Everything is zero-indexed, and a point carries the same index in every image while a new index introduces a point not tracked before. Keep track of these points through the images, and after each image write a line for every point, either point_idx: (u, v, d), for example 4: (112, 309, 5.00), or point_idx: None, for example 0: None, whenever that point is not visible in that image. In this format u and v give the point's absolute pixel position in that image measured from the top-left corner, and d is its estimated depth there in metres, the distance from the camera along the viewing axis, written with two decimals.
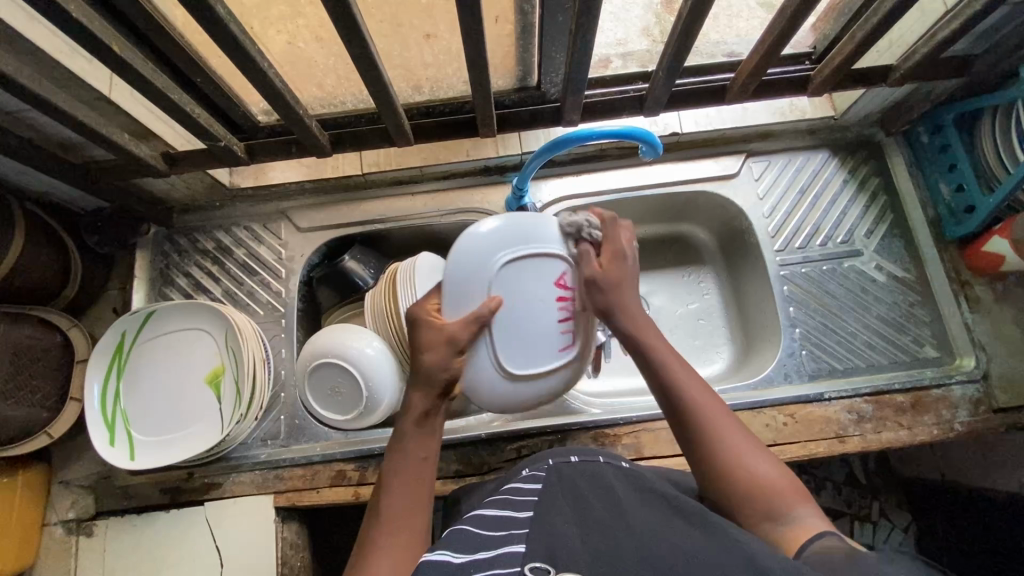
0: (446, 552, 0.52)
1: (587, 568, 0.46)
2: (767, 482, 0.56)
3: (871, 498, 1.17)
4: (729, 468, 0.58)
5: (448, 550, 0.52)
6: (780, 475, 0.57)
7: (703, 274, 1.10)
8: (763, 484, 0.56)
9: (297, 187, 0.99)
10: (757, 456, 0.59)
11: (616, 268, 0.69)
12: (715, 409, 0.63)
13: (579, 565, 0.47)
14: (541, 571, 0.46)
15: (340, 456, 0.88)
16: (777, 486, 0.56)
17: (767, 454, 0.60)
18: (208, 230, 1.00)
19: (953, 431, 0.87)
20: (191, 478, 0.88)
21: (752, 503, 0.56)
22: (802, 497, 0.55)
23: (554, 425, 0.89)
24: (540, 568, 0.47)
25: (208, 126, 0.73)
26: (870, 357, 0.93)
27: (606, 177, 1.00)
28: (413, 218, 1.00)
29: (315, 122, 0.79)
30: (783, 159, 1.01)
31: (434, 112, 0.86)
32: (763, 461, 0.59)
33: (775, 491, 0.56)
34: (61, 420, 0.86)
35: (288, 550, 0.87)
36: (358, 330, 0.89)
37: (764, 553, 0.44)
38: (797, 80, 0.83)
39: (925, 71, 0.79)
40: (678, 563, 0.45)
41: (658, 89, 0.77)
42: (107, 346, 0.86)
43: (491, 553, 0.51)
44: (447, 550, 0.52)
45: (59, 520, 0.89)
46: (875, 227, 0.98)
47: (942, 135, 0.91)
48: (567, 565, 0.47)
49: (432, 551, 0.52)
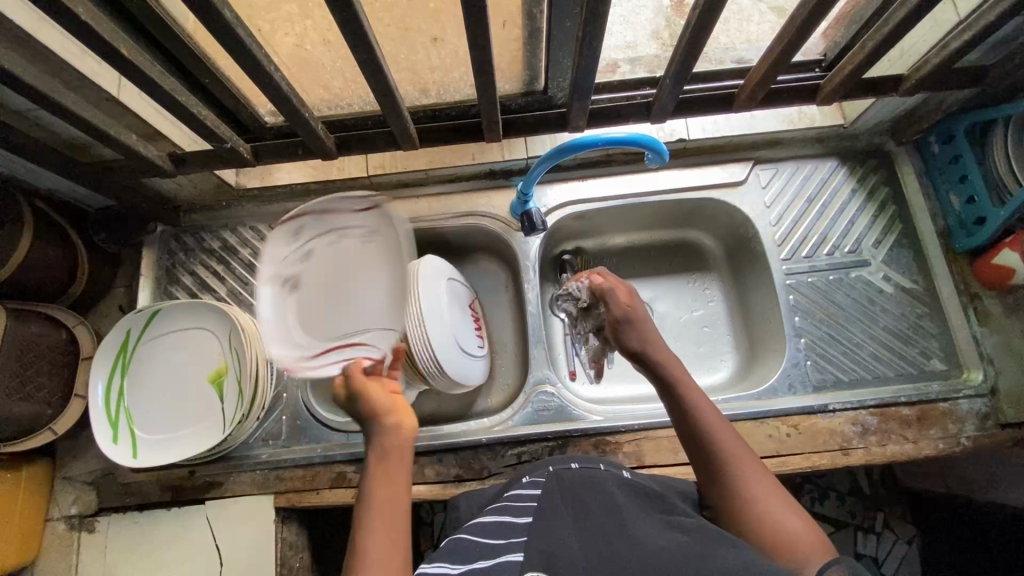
0: (442, 565, 0.53)
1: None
2: (788, 530, 0.55)
3: (875, 510, 1.15)
4: (748, 511, 0.58)
5: (446, 562, 0.53)
6: (799, 522, 0.56)
7: (708, 281, 1.09)
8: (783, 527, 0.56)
9: (303, 188, 1.00)
10: (776, 501, 0.58)
11: (636, 308, 0.75)
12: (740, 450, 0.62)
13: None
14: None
15: (340, 458, 0.88)
16: (795, 534, 0.55)
17: (791, 500, 0.58)
18: (214, 230, 1.01)
19: (960, 445, 0.85)
20: (193, 476, 0.89)
21: (772, 552, 0.54)
22: (823, 551, 0.53)
23: (554, 431, 0.89)
24: None
25: (215, 128, 0.73)
26: (875, 368, 0.92)
27: (612, 182, 0.99)
28: (418, 220, 1.00)
29: (321, 125, 0.79)
30: (791, 166, 1.00)
31: (441, 115, 0.83)
32: (785, 507, 0.57)
33: (794, 539, 0.54)
34: (66, 417, 0.87)
35: (287, 550, 0.87)
36: None
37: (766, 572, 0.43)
38: (807, 88, 0.82)
39: (938, 80, 0.78)
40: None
41: (666, 96, 0.76)
42: (112, 344, 0.87)
43: (488, 564, 0.51)
44: (447, 562, 0.53)
45: (62, 515, 0.90)
46: (883, 238, 0.97)
47: (952, 145, 0.90)
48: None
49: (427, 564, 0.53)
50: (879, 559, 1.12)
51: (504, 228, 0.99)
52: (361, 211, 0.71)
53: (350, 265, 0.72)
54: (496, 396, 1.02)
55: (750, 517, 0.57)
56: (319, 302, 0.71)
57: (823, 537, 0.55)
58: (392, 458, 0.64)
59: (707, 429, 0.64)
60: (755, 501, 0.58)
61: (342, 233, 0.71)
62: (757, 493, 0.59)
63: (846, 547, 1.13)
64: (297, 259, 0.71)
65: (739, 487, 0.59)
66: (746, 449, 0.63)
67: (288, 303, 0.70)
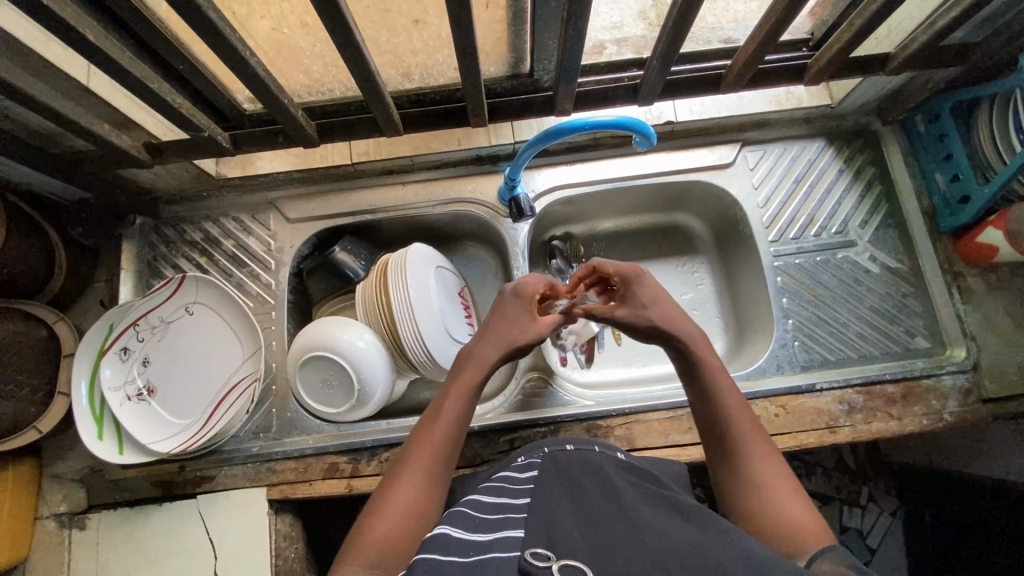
0: (448, 527, 0.52)
1: (586, 557, 0.46)
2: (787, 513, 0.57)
3: (859, 483, 1.18)
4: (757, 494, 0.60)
5: (449, 525, 0.52)
6: (801, 508, 0.58)
7: (697, 264, 1.10)
8: (786, 513, 0.58)
9: (285, 177, 0.97)
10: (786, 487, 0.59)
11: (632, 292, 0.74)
12: (754, 434, 0.64)
13: (579, 553, 0.46)
14: (542, 557, 0.46)
15: (332, 449, 0.88)
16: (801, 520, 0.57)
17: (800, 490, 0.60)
18: (195, 221, 0.99)
19: (943, 421, 0.87)
20: (183, 470, 0.88)
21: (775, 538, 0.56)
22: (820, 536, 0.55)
23: (546, 417, 0.89)
24: (540, 553, 0.47)
25: (190, 116, 0.71)
26: (861, 348, 0.93)
27: (601, 166, 0.98)
28: (405, 208, 0.98)
29: (301, 112, 0.77)
30: (779, 148, 1.00)
31: (424, 100, 0.84)
32: (793, 494, 0.59)
33: (799, 527, 0.56)
34: (50, 416, 0.86)
35: (282, 541, 0.87)
36: (349, 323, 0.88)
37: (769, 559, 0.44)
38: (795, 67, 0.82)
39: (924, 59, 0.77)
40: (678, 556, 0.45)
41: (653, 77, 0.75)
42: (92, 340, 0.85)
43: (490, 536, 0.50)
44: (451, 526, 0.52)
45: (51, 513, 0.89)
46: (869, 218, 0.97)
47: (938, 125, 0.91)
48: (567, 551, 0.47)
49: (434, 527, 0.52)
50: (863, 530, 1.15)
51: (492, 215, 0.99)
52: (166, 298, 0.88)
53: (192, 335, 0.89)
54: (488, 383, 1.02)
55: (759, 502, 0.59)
56: (186, 360, 0.89)
57: (826, 528, 0.56)
58: (463, 393, 0.68)
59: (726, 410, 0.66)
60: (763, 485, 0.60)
61: (181, 319, 0.89)
62: (767, 479, 0.60)
63: (832, 521, 1.15)
64: (149, 335, 0.88)
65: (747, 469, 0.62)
66: (761, 433, 0.65)
67: (137, 409, 0.85)
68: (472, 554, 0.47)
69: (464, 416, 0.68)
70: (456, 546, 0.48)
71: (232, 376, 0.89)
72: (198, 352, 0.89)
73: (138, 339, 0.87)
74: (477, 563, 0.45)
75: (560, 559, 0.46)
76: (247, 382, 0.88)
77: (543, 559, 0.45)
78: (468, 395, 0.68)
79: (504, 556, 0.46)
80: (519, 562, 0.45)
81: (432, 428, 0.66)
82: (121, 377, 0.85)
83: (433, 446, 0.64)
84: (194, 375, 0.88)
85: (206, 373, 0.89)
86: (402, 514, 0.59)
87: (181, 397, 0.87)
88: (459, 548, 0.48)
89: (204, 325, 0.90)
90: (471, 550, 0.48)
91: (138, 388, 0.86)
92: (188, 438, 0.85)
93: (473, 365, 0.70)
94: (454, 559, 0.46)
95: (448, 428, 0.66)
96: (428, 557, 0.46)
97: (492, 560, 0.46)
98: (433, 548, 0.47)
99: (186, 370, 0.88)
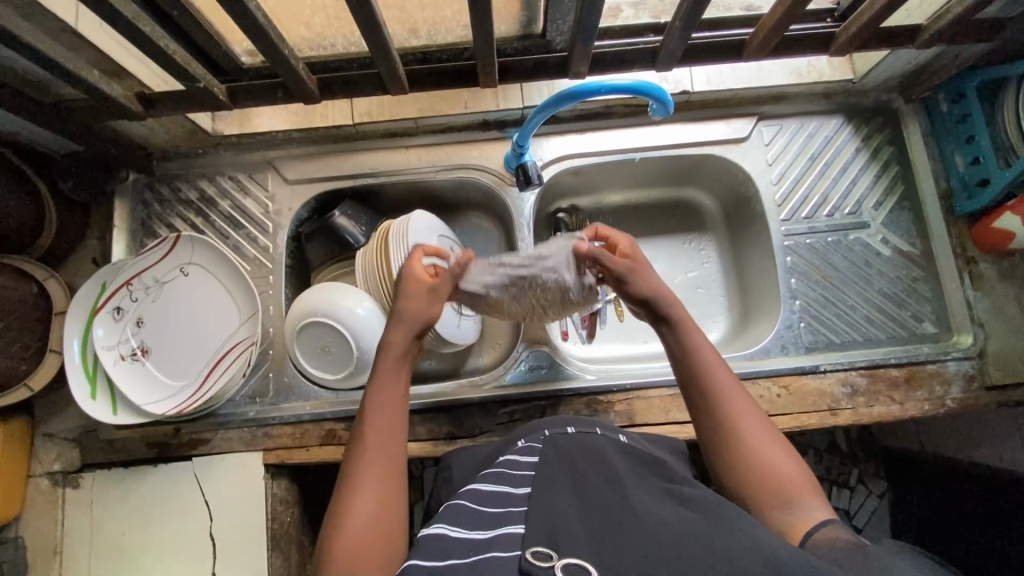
0: (445, 525, 0.52)
1: (591, 553, 0.46)
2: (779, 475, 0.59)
3: (849, 466, 1.19)
4: (743, 458, 0.60)
5: (446, 522, 0.52)
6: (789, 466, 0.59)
7: (704, 241, 1.08)
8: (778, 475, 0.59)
9: (284, 136, 0.94)
10: (771, 443, 0.60)
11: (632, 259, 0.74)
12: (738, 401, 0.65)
13: (583, 549, 0.46)
14: (543, 557, 0.46)
15: (330, 415, 0.87)
16: (789, 476, 0.58)
17: (786, 446, 0.61)
18: (191, 180, 0.95)
19: (944, 406, 0.87)
20: (178, 433, 0.87)
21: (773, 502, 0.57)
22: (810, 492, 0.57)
23: (547, 390, 0.88)
24: (542, 552, 0.46)
25: (184, 65, 0.67)
26: (867, 331, 0.92)
27: (611, 136, 0.95)
28: (407, 172, 0.95)
29: (302, 65, 0.73)
30: (796, 123, 0.97)
31: (431, 58, 0.80)
32: (778, 450, 0.60)
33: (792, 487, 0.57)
34: (41, 373, 0.84)
35: (277, 506, 0.87)
36: (348, 290, 0.86)
37: (778, 548, 0.43)
38: (821, 37, 0.78)
39: (957, 32, 0.74)
40: (686, 552, 0.44)
41: (674, 41, 0.71)
42: (86, 297, 0.83)
43: (488, 535, 0.50)
44: (449, 523, 0.52)
45: (45, 472, 0.88)
46: (884, 199, 0.95)
47: (962, 104, 0.88)
48: (569, 549, 0.46)
49: (433, 525, 0.52)
50: (851, 512, 1.17)
51: (497, 183, 0.96)
52: (159, 259, 0.86)
53: (186, 296, 0.87)
54: (487, 354, 1.01)
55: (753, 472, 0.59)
56: (180, 322, 0.86)
57: (813, 482, 0.58)
58: (386, 381, 0.68)
59: (706, 372, 0.67)
60: (749, 445, 0.61)
61: (173, 281, 0.86)
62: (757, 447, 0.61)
63: None
64: (142, 295, 0.85)
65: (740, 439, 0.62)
66: (744, 394, 0.65)
67: (130, 370, 0.83)
68: (470, 556, 0.47)
69: (400, 399, 0.68)
70: (454, 549, 0.48)
71: (229, 338, 0.87)
72: (192, 314, 0.87)
73: (131, 299, 0.85)
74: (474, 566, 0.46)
75: (562, 557, 0.45)
76: (244, 346, 0.86)
77: (544, 559, 0.45)
78: (394, 381, 0.68)
79: (503, 558, 0.46)
80: (518, 563, 0.45)
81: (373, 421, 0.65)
82: (113, 337, 0.83)
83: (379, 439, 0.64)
84: (188, 337, 0.86)
85: (200, 335, 0.87)
86: (367, 512, 0.58)
87: (176, 359, 0.85)
88: (458, 549, 0.48)
89: (199, 286, 0.88)
90: (469, 552, 0.48)
91: (131, 348, 0.84)
92: (182, 401, 0.83)
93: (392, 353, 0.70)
94: (450, 560, 0.46)
95: (388, 416, 0.66)
96: (426, 560, 0.46)
97: (491, 560, 0.46)
98: (429, 549, 0.48)
99: (181, 332, 0.86)
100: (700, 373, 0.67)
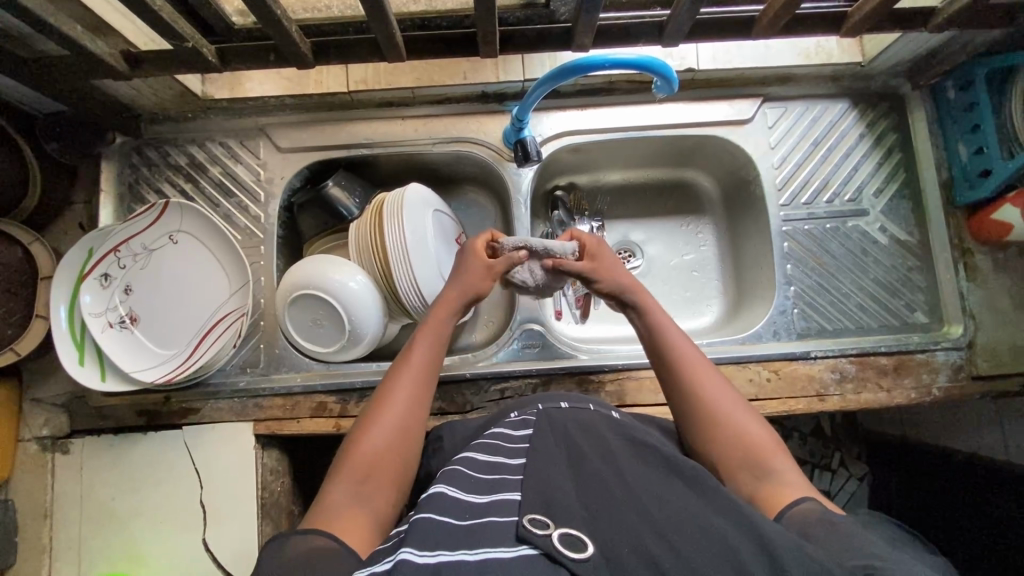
0: (448, 487, 0.52)
1: (586, 525, 0.46)
2: (754, 439, 0.59)
3: (832, 449, 1.21)
4: (720, 428, 0.60)
5: (446, 485, 0.52)
6: (762, 431, 0.60)
7: (702, 224, 1.07)
8: (749, 437, 0.59)
9: (277, 102, 0.91)
10: (741, 409, 0.62)
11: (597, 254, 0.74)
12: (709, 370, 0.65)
13: (578, 521, 0.47)
14: (540, 525, 0.46)
15: (321, 388, 0.87)
16: (759, 439, 0.59)
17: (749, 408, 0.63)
18: (180, 144, 0.93)
19: (931, 395, 0.88)
20: (169, 401, 0.87)
21: (747, 464, 0.58)
22: (780, 453, 0.58)
23: (540, 369, 0.88)
24: (539, 520, 0.46)
25: (172, 23, 0.65)
26: (860, 319, 0.92)
27: (613, 112, 0.93)
28: (403, 144, 0.93)
29: (295, 27, 0.70)
30: (800, 106, 0.95)
31: (430, 25, 0.75)
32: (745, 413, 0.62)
33: (765, 449, 0.58)
34: (28, 339, 0.82)
35: (268, 475, 0.87)
36: (340, 262, 0.84)
37: (768, 526, 0.44)
38: (834, 17, 0.75)
39: (972, 18, 0.72)
40: (683, 528, 0.45)
41: (682, 14, 0.69)
42: (73, 263, 0.80)
43: (487, 501, 0.50)
44: (448, 486, 0.52)
45: (33, 437, 0.87)
46: (885, 187, 0.94)
47: (970, 92, 0.86)
48: (564, 519, 0.47)
49: (432, 486, 0.52)
50: (831, 493, 1.18)
51: (495, 157, 0.94)
52: (149, 226, 0.84)
53: (177, 264, 0.86)
54: (480, 331, 1.01)
55: (731, 438, 0.59)
56: (171, 290, 0.85)
57: (779, 441, 0.60)
58: (438, 327, 0.69)
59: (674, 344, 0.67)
60: (720, 407, 0.62)
61: (163, 249, 0.85)
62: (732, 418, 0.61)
63: None
64: (132, 263, 0.84)
65: (714, 405, 0.62)
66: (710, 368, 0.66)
67: (120, 337, 0.82)
68: (468, 519, 0.48)
69: (440, 349, 0.68)
70: (454, 512, 0.48)
71: (220, 310, 0.86)
72: (183, 283, 0.86)
73: (119, 266, 0.83)
74: (472, 530, 0.46)
75: (559, 527, 0.45)
76: (234, 317, 0.86)
77: (541, 527, 0.45)
78: (444, 326, 0.70)
79: (501, 524, 0.47)
80: (516, 529, 0.46)
81: (409, 357, 0.66)
82: (104, 304, 0.82)
83: (415, 373, 0.65)
84: (178, 307, 0.85)
85: (191, 306, 0.86)
86: (387, 436, 0.60)
87: (165, 328, 0.84)
88: (457, 510, 0.49)
89: (187, 255, 0.86)
90: (467, 515, 0.48)
91: (120, 315, 0.83)
92: (174, 369, 0.83)
93: (445, 303, 0.71)
94: (448, 521, 0.47)
95: (428, 350, 0.67)
96: (426, 517, 0.47)
97: (488, 526, 0.46)
98: (430, 509, 0.48)
99: (171, 302, 0.85)
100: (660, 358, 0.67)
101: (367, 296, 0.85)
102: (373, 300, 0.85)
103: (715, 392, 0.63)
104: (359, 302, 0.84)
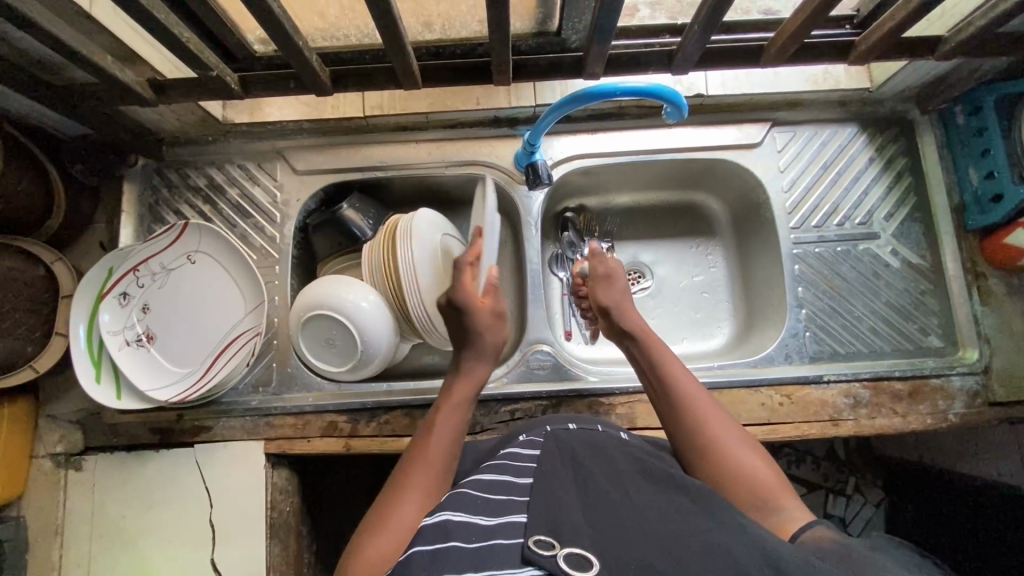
0: (455, 510, 0.52)
1: (592, 545, 0.46)
2: (759, 482, 0.57)
3: (847, 474, 1.19)
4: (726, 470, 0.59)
5: (451, 510, 0.51)
6: (770, 475, 0.58)
7: (712, 246, 1.07)
8: (755, 481, 0.57)
9: (295, 126, 0.94)
10: (749, 453, 0.60)
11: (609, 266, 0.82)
12: (715, 414, 0.64)
13: (584, 540, 0.46)
14: (545, 546, 0.45)
15: (332, 408, 0.88)
16: (767, 482, 0.57)
17: (755, 445, 0.62)
18: (200, 166, 0.95)
19: (947, 421, 0.86)
20: (180, 419, 0.88)
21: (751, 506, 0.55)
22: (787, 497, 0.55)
23: (550, 390, 0.89)
24: (544, 541, 0.46)
25: (198, 53, 0.67)
26: (872, 342, 0.92)
27: (623, 137, 0.94)
28: (417, 167, 0.95)
29: (315, 56, 0.72)
30: (809, 130, 0.96)
31: (444, 53, 0.78)
32: (754, 456, 0.60)
33: (771, 492, 0.56)
34: (48, 355, 0.84)
35: (277, 495, 0.87)
36: (353, 283, 0.86)
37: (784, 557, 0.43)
38: (841, 46, 0.77)
39: (979, 47, 0.73)
40: (687, 545, 0.44)
41: (691, 44, 0.70)
42: (94, 279, 0.82)
43: (494, 522, 0.50)
44: (454, 511, 0.51)
45: (47, 453, 0.88)
46: (895, 211, 0.95)
47: (978, 117, 0.86)
48: (571, 539, 0.46)
49: (437, 512, 0.52)
50: (846, 519, 1.16)
51: (507, 180, 0.95)
52: (169, 246, 0.86)
53: (194, 283, 0.87)
54: None
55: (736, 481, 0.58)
56: (188, 311, 0.87)
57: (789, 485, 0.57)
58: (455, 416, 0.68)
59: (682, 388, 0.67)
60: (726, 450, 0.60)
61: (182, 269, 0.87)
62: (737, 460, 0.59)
63: (816, 509, 1.16)
64: (150, 281, 0.86)
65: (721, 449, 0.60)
66: (718, 412, 0.65)
67: (137, 355, 0.84)
68: (474, 541, 0.47)
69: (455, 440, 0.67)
70: (459, 533, 0.48)
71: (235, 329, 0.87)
72: (200, 303, 0.87)
73: (138, 285, 0.85)
74: (478, 552, 0.45)
75: (565, 547, 0.45)
76: (249, 336, 0.87)
77: (546, 547, 0.45)
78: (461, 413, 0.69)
79: (507, 546, 0.46)
80: (522, 550, 0.45)
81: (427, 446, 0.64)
82: (123, 322, 0.84)
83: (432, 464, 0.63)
84: (194, 326, 0.86)
85: (207, 326, 0.87)
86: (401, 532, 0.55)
87: (181, 346, 0.86)
88: (461, 532, 0.48)
89: (205, 275, 0.88)
90: (474, 537, 0.47)
91: (137, 333, 0.85)
92: (188, 387, 0.84)
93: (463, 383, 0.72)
94: (458, 545, 0.46)
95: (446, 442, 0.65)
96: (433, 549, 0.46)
97: (495, 548, 0.46)
98: (437, 535, 0.48)
99: (187, 321, 0.86)
100: (680, 392, 0.67)
101: (379, 316, 0.86)
102: (384, 321, 0.86)
103: (721, 436, 0.62)
104: (371, 321, 0.85)
